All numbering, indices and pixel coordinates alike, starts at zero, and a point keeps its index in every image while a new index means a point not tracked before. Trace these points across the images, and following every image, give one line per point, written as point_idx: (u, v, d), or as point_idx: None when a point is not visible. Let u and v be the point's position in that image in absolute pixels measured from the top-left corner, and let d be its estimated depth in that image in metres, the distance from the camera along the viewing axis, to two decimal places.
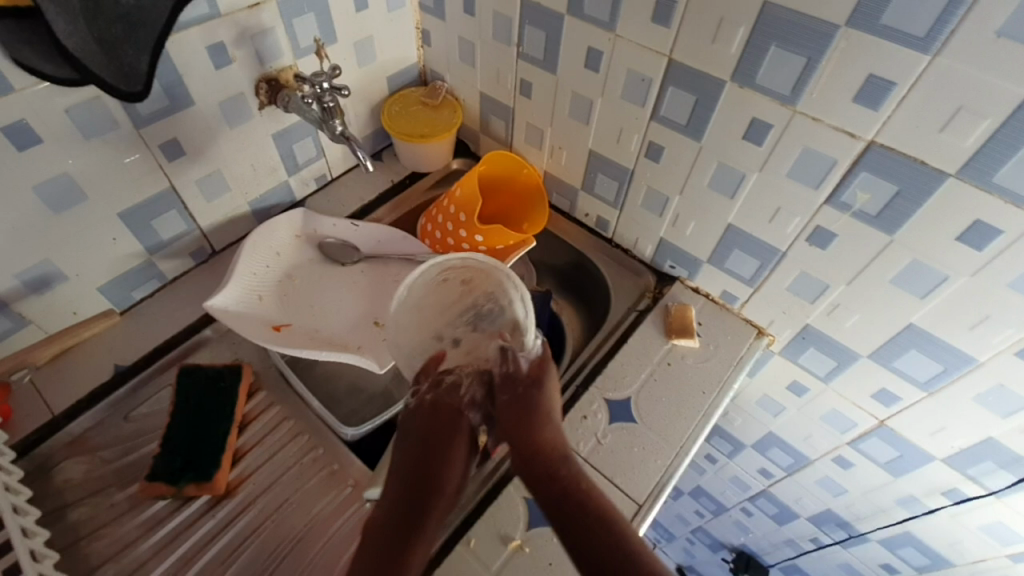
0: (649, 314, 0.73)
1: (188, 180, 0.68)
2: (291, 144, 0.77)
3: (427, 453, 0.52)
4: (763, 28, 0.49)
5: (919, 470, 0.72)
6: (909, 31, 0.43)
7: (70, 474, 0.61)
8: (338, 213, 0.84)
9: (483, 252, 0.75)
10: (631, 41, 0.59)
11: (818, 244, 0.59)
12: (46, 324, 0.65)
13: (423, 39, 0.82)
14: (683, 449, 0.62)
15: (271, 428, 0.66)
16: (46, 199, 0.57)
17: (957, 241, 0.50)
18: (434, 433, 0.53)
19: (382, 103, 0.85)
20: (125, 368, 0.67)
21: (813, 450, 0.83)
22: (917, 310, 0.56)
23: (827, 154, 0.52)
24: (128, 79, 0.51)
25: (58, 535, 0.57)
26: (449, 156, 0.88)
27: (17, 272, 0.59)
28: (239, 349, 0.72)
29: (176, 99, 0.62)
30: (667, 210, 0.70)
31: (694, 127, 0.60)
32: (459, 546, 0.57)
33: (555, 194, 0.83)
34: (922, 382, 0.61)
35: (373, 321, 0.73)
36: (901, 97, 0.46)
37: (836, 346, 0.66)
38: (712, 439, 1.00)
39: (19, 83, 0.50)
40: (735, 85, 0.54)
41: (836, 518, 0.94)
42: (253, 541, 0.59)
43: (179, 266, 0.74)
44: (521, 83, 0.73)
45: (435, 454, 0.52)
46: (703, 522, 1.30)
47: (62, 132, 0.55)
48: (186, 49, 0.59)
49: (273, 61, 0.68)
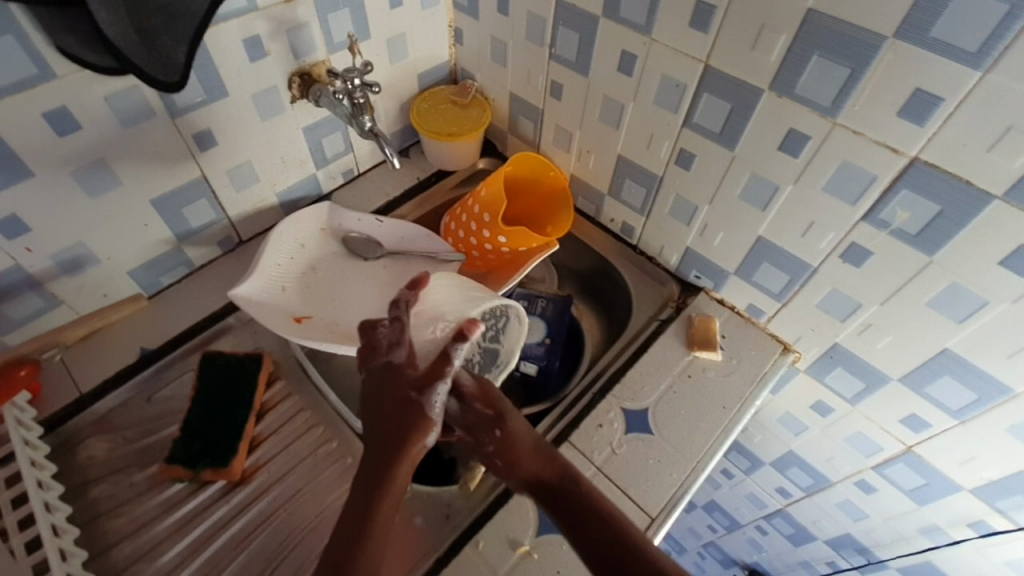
0: (672, 323, 0.72)
1: (219, 170, 0.69)
2: (320, 138, 0.78)
3: (377, 422, 0.52)
4: (806, 37, 0.48)
5: (944, 500, 0.70)
6: (960, 45, 0.41)
7: (94, 451, 0.62)
8: (363, 207, 0.84)
9: (505, 252, 0.74)
10: (667, 46, 0.57)
11: (851, 261, 0.57)
12: (78, 305, 0.67)
13: (455, 37, 0.82)
14: (700, 464, 0.61)
15: (287, 418, 0.67)
16: (83, 184, 0.59)
17: (999, 266, 0.47)
18: (393, 404, 0.52)
19: (412, 100, 0.85)
20: (150, 352, 0.69)
21: (835, 472, 0.81)
22: (954, 334, 0.54)
23: (867, 170, 0.50)
24: (165, 69, 0.51)
25: (79, 511, 0.59)
26: (475, 155, 0.88)
27: (53, 253, 0.61)
28: (260, 339, 0.72)
29: (211, 90, 0.63)
30: (695, 219, 0.68)
31: (727, 136, 0.58)
32: (467, 548, 0.56)
33: (581, 198, 0.82)
34: (954, 410, 0.59)
35: (377, 313, 0.72)
36: (948, 113, 0.44)
37: (864, 366, 0.64)
38: (729, 454, 0.98)
39: (62, 70, 0.52)
40: (773, 94, 0.53)
41: (855, 543, 0.91)
42: (265, 528, 0.60)
43: (207, 254, 0.76)
44: (551, 85, 0.73)
45: (401, 430, 0.51)
46: (715, 537, 1.28)
47: (101, 119, 0.56)
48: (223, 41, 0.60)
49: (307, 55, 0.68)
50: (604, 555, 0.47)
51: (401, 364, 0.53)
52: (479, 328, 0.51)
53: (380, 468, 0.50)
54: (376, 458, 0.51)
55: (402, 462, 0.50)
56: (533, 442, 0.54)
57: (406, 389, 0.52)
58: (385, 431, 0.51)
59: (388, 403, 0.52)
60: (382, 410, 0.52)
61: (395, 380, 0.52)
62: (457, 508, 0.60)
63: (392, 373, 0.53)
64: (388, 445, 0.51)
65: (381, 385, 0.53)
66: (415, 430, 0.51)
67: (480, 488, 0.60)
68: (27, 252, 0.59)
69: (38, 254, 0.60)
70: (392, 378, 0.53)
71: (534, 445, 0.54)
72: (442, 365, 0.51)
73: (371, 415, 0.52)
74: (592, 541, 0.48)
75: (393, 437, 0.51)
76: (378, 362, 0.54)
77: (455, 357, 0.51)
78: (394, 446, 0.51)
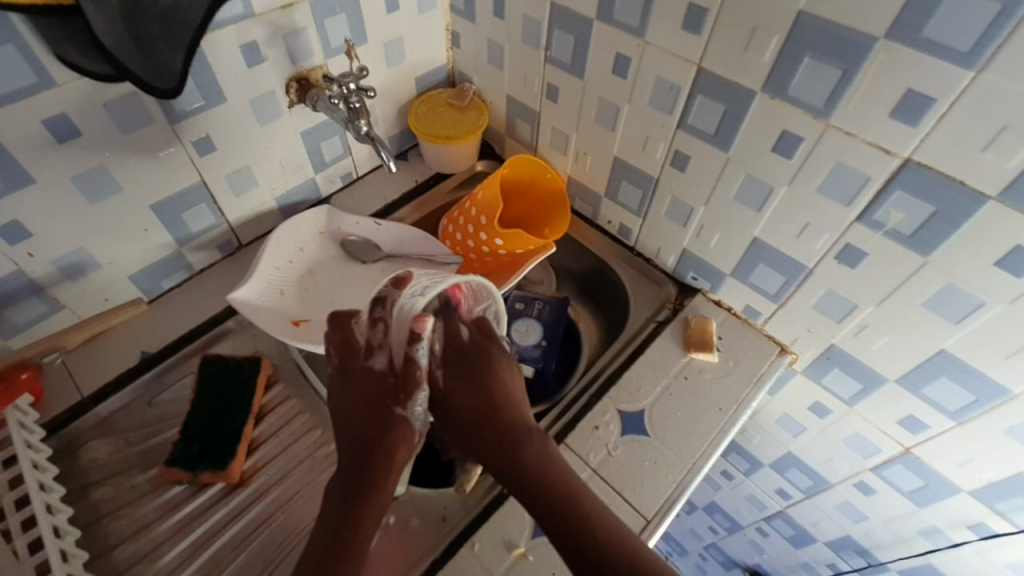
0: (669, 325, 0.72)
1: (218, 175, 0.70)
2: (319, 142, 0.78)
3: (354, 426, 0.51)
4: (797, 39, 0.48)
5: (943, 501, 0.69)
6: (951, 45, 0.41)
7: (96, 454, 0.63)
8: (361, 210, 0.85)
9: (503, 255, 0.74)
10: (660, 48, 0.58)
11: (847, 263, 0.57)
12: (80, 309, 0.68)
13: (452, 41, 0.82)
14: (695, 467, 0.61)
15: (286, 420, 0.68)
16: (84, 190, 0.60)
17: (995, 266, 0.47)
18: (371, 412, 0.51)
19: (410, 103, 0.86)
20: (151, 355, 0.69)
21: (834, 474, 0.80)
22: (950, 336, 0.54)
23: (860, 171, 0.50)
24: (163, 76, 0.52)
25: (81, 513, 0.60)
26: (473, 158, 0.88)
27: (54, 258, 0.62)
28: (260, 342, 0.73)
29: (210, 96, 0.63)
30: (691, 220, 0.68)
31: (722, 137, 0.58)
32: (463, 550, 0.57)
33: (578, 200, 0.82)
34: (952, 412, 0.59)
35: None
36: (940, 114, 0.44)
37: (861, 367, 0.63)
38: (729, 455, 0.98)
39: (61, 78, 0.52)
40: (765, 96, 0.53)
41: (855, 545, 0.91)
42: (263, 531, 0.60)
43: (207, 257, 0.76)
44: (547, 88, 0.73)
45: (378, 438, 0.50)
46: (717, 539, 1.27)
47: (101, 126, 0.57)
48: (220, 48, 0.61)
49: (304, 61, 0.69)
50: (575, 549, 0.45)
51: (381, 368, 0.52)
52: (428, 323, 0.50)
53: (359, 475, 0.49)
54: (356, 465, 0.49)
55: (391, 471, 0.49)
56: (503, 421, 0.51)
57: (384, 397, 0.51)
58: (366, 436, 0.50)
59: (364, 407, 0.51)
60: (360, 413, 0.51)
61: (374, 386, 0.52)
62: (453, 509, 0.60)
63: (369, 377, 0.52)
64: (369, 453, 0.49)
65: (362, 390, 0.52)
66: (397, 438, 0.50)
67: (476, 490, 0.61)
68: (29, 257, 0.60)
69: (40, 259, 0.61)
70: (372, 383, 0.52)
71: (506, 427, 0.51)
72: (411, 370, 0.51)
73: (347, 417, 0.51)
74: (563, 534, 0.46)
75: (373, 443, 0.50)
76: (354, 364, 0.53)
77: (417, 360, 0.51)
78: (376, 453, 0.49)
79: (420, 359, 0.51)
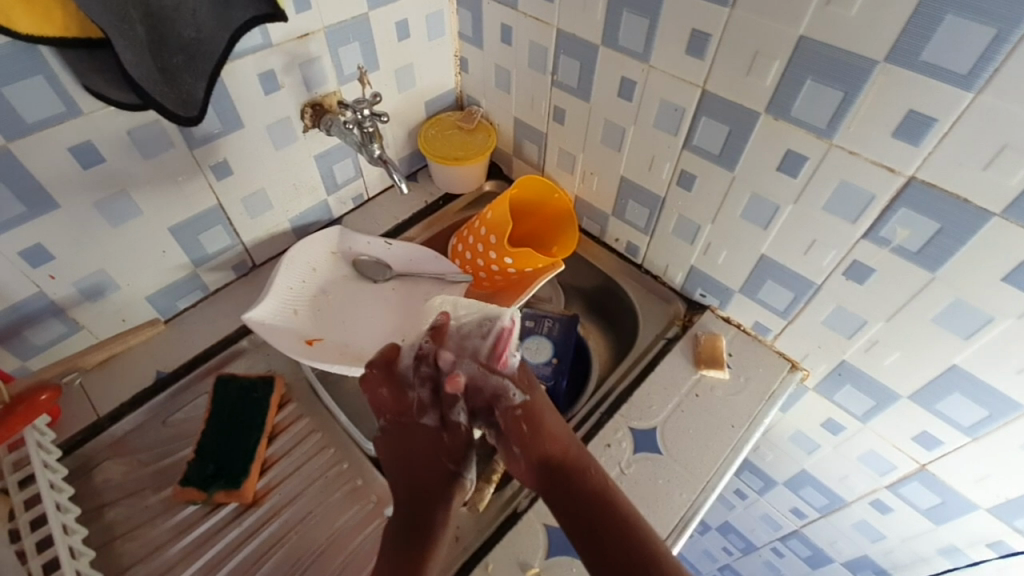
0: (678, 342, 0.73)
1: (234, 198, 0.72)
2: (331, 165, 0.80)
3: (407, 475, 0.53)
4: (799, 62, 0.49)
5: (961, 519, 0.69)
6: (950, 68, 0.42)
7: (110, 474, 0.63)
8: (373, 230, 0.87)
9: (512, 274, 0.75)
10: (665, 71, 0.59)
11: (855, 278, 0.57)
12: (97, 330, 0.69)
13: (461, 66, 0.85)
14: (709, 484, 0.61)
15: (299, 440, 0.68)
16: (105, 213, 0.61)
17: (1003, 282, 0.48)
18: (429, 461, 0.53)
19: (420, 126, 0.88)
20: (166, 375, 0.70)
21: (849, 492, 0.79)
22: (960, 352, 0.54)
23: (865, 189, 0.51)
24: (185, 105, 0.54)
25: (95, 533, 0.60)
26: (481, 178, 0.90)
27: (75, 280, 0.63)
28: (272, 361, 0.74)
29: (227, 123, 0.65)
30: (699, 238, 0.69)
31: (727, 157, 0.60)
32: (477, 570, 0.56)
33: (586, 219, 0.83)
34: (967, 427, 0.58)
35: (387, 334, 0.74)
36: (942, 133, 0.44)
37: (873, 383, 0.63)
38: (742, 474, 0.96)
39: (87, 108, 0.54)
40: (770, 117, 0.54)
41: (873, 565, 0.89)
42: (276, 551, 0.60)
43: (222, 278, 0.78)
44: (554, 109, 0.75)
45: (432, 480, 0.52)
46: (731, 559, 1.25)
47: (123, 151, 0.59)
48: (238, 76, 0.63)
49: (318, 87, 0.71)
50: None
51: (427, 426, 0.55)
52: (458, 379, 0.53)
53: (420, 513, 0.50)
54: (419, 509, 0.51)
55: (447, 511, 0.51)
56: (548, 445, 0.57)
57: (436, 452, 0.54)
58: (421, 475, 0.53)
59: (418, 458, 0.54)
60: (416, 461, 0.54)
61: (423, 444, 0.54)
62: (466, 528, 0.59)
63: (420, 435, 0.55)
64: (425, 495, 0.52)
65: (412, 443, 0.55)
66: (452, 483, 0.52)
67: (489, 509, 0.60)
68: (51, 280, 0.61)
69: (61, 281, 0.62)
70: (424, 440, 0.55)
71: (545, 451, 0.52)
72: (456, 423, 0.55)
73: (404, 466, 0.54)
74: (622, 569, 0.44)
75: (429, 489, 0.52)
76: (401, 420, 0.55)
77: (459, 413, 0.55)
78: (431, 495, 0.52)
79: (515, 397, 0.54)
